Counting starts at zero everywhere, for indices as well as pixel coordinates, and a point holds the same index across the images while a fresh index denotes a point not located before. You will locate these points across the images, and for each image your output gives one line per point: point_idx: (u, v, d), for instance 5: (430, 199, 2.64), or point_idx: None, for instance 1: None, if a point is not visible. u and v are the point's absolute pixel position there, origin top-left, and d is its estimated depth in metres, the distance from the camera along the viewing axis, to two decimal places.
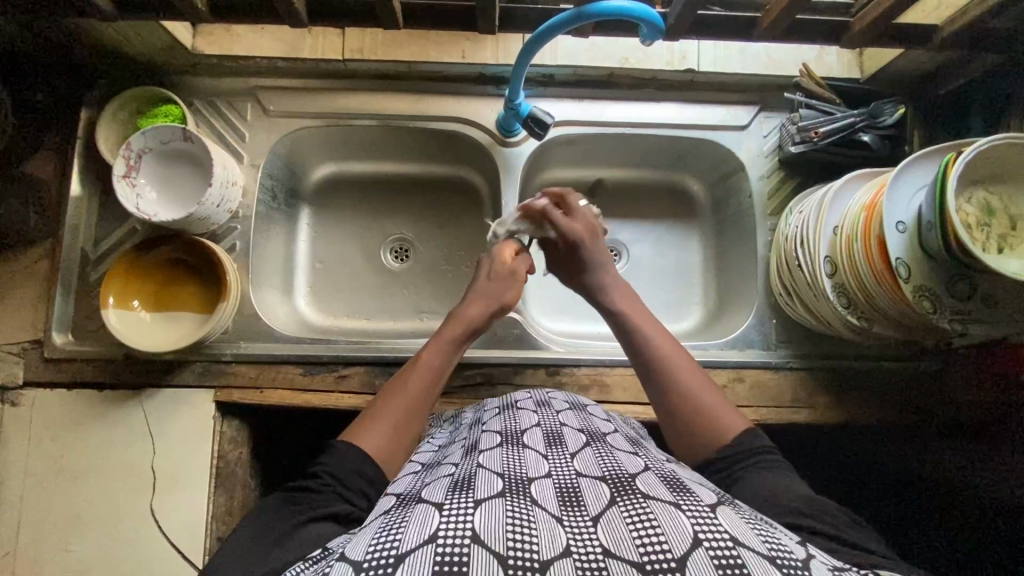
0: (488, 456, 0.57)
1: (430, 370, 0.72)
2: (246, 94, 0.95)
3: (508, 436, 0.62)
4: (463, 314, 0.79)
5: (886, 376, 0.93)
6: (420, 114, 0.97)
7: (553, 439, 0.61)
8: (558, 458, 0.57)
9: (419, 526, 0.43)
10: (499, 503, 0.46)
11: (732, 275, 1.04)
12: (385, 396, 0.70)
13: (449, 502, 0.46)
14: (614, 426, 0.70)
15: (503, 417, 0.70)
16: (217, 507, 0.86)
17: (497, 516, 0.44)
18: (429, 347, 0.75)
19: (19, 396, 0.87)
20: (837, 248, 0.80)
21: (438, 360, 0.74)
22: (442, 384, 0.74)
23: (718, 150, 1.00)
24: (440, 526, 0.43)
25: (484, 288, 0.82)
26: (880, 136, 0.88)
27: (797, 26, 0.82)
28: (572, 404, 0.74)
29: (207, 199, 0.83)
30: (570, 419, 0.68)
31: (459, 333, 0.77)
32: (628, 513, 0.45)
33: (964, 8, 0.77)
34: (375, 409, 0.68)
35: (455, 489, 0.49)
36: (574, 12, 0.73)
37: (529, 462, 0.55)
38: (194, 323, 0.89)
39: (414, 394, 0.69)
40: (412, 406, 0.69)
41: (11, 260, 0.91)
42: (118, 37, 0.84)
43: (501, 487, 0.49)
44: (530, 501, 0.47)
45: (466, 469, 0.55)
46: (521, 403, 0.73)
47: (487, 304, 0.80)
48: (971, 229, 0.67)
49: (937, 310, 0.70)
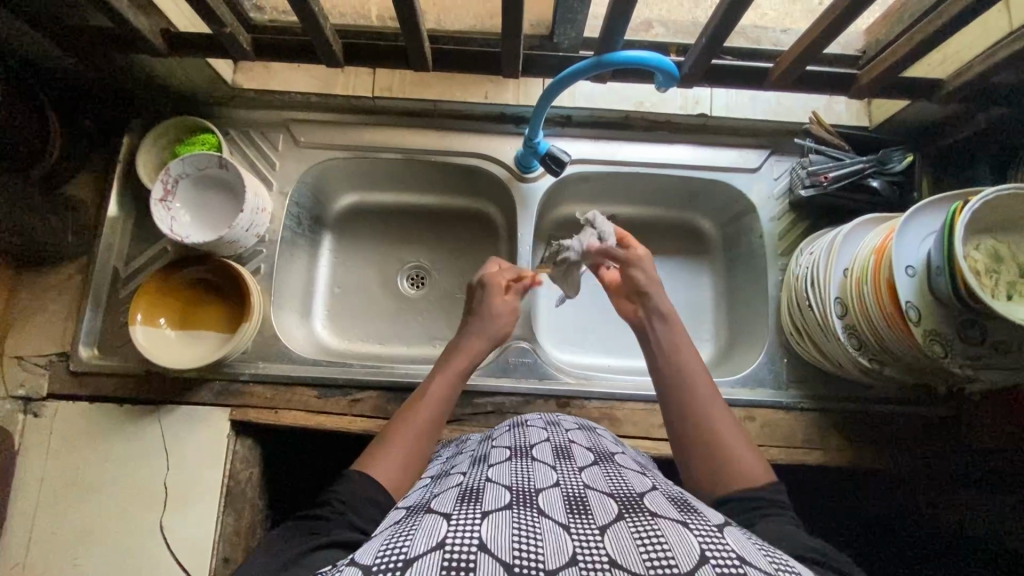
0: (497, 468, 0.58)
1: (436, 400, 0.75)
2: (279, 126, 1.01)
3: (517, 451, 0.64)
4: (465, 346, 0.81)
5: (898, 420, 0.92)
6: (443, 149, 1.02)
7: (562, 453, 0.62)
8: (566, 471, 0.58)
9: (427, 535, 0.44)
10: (506, 513, 0.47)
11: (744, 313, 1.05)
12: (392, 427, 0.71)
13: (457, 512, 0.48)
14: (623, 448, 0.71)
15: (512, 433, 0.71)
16: (225, 527, 0.86)
17: (505, 525, 0.45)
18: (434, 379, 0.77)
19: (41, 407, 0.90)
20: (847, 289, 0.82)
21: (444, 387, 0.76)
22: (449, 411, 0.76)
23: (730, 191, 1.03)
24: (449, 533, 0.44)
25: (485, 322, 0.84)
26: (890, 181, 0.91)
27: (807, 77, 0.86)
28: (582, 425, 0.75)
29: (237, 224, 0.87)
30: (578, 437, 0.69)
31: (464, 362, 0.80)
32: (635, 528, 0.46)
33: (968, 64, 0.79)
34: (384, 439, 0.69)
35: (463, 500, 0.51)
36: (593, 60, 0.77)
37: (536, 473, 0.56)
38: (216, 342, 0.91)
39: (422, 425, 0.71)
40: (421, 436, 0.71)
41: (47, 275, 0.95)
42: (166, 70, 0.91)
43: (509, 499, 0.50)
44: (536, 510, 0.48)
45: (475, 480, 0.56)
46: (529, 421, 0.74)
47: (489, 339, 0.83)
48: (979, 275, 0.68)
49: (948, 354, 0.71)
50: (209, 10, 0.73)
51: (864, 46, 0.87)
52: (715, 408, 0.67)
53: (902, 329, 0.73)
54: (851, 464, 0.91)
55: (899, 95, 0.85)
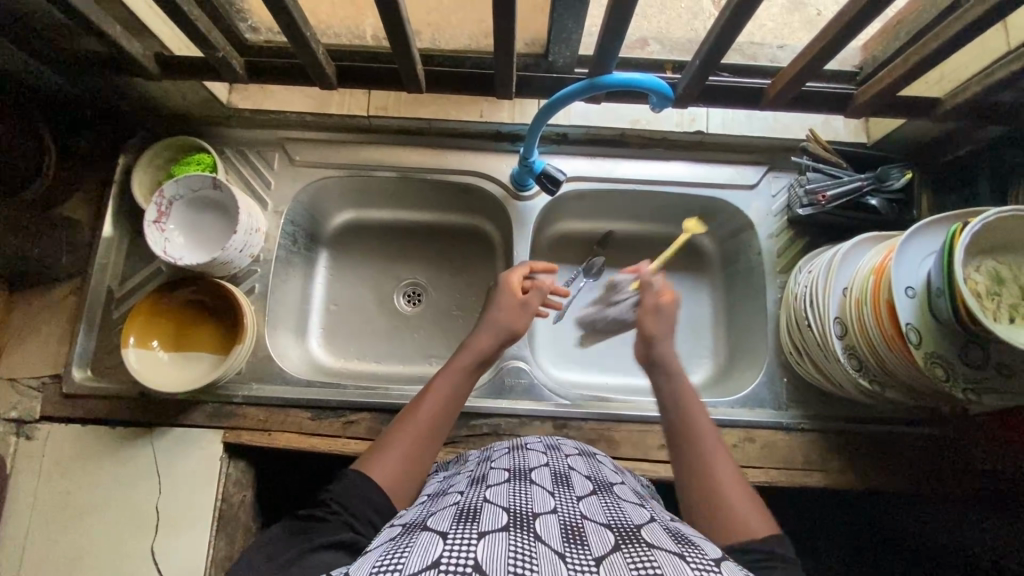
0: (495, 490, 0.57)
1: (444, 399, 0.73)
2: (274, 145, 1.01)
3: (516, 473, 0.63)
4: (475, 343, 0.79)
5: (901, 443, 0.91)
6: (439, 167, 1.01)
7: (561, 479, 0.62)
8: (564, 498, 0.57)
9: (422, 553, 0.44)
10: (501, 535, 0.46)
11: (743, 331, 1.04)
12: (396, 427, 0.70)
13: (453, 532, 0.47)
14: (622, 478, 0.70)
15: (511, 455, 0.70)
16: (218, 552, 0.85)
17: (500, 548, 0.44)
18: (441, 376, 0.76)
19: (33, 430, 0.89)
20: (847, 309, 0.81)
21: (451, 386, 0.75)
22: (455, 412, 0.74)
23: (728, 208, 1.02)
24: (444, 553, 0.43)
25: (496, 318, 0.82)
26: (887, 200, 0.90)
27: (805, 96, 0.85)
28: (582, 450, 0.74)
29: (231, 245, 0.87)
30: (579, 464, 0.69)
31: (472, 362, 0.77)
32: (631, 559, 0.45)
33: (965, 85, 0.79)
34: (386, 439, 0.69)
35: (460, 520, 0.50)
36: (586, 82, 0.77)
37: (534, 497, 0.56)
38: (209, 364, 0.90)
39: (426, 425, 0.70)
40: (425, 436, 0.70)
41: (41, 296, 0.95)
42: (161, 91, 0.91)
43: (506, 521, 0.49)
44: (533, 535, 0.47)
45: (473, 500, 0.56)
46: (529, 445, 0.73)
47: (500, 334, 0.81)
48: (981, 298, 0.67)
49: (949, 377, 0.69)
50: (203, 36, 0.74)
51: (862, 62, 0.87)
52: (715, 448, 0.67)
53: (904, 352, 0.72)
54: (853, 486, 0.89)
55: (896, 114, 0.84)
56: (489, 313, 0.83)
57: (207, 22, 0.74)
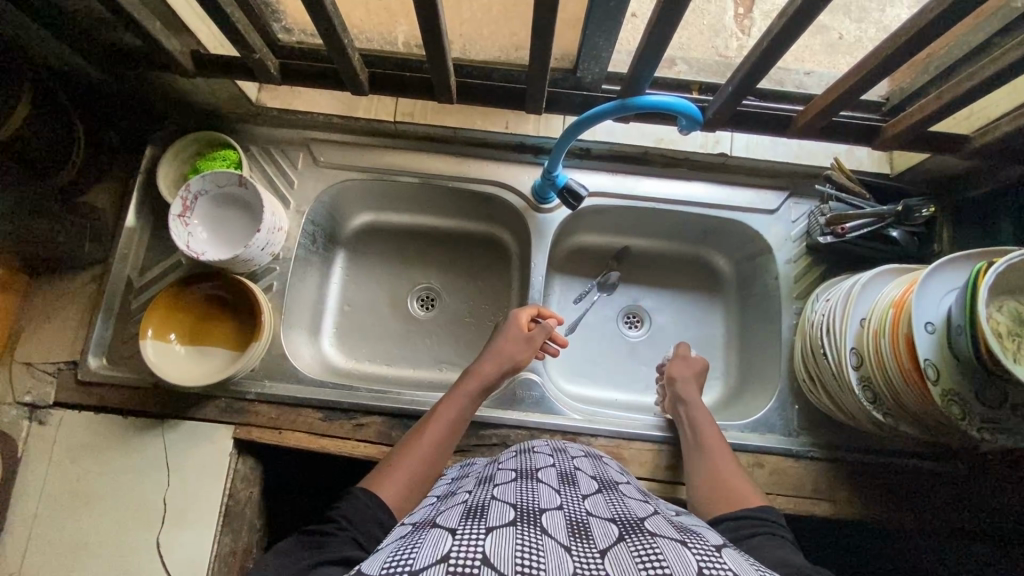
0: (502, 489, 0.59)
1: (447, 422, 0.78)
2: (299, 144, 1.02)
3: (523, 472, 0.64)
4: (478, 370, 0.84)
5: (912, 477, 0.90)
6: (460, 175, 1.02)
7: (567, 478, 0.63)
8: (569, 495, 0.58)
9: (432, 547, 0.45)
10: (510, 530, 0.47)
11: (756, 354, 1.04)
12: (402, 448, 0.75)
13: (462, 528, 0.48)
14: (627, 478, 0.72)
15: (519, 458, 0.71)
16: (222, 547, 0.85)
17: (508, 542, 0.45)
18: (445, 402, 0.81)
19: (47, 415, 0.90)
20: (863, 340, 0.80)
21: (453, 413, 0.79)
22: (457, 437, 0.79)
23: (747, 231, 1.02)
24: (453, 547, 0.44)
25: (498, 349, 0.87)
26: (909, 232, 0.90)
27: (832, 126, 0.86)
28: (588, 452, 0.77)
29: (254, 243, 0.88)
30: (584, 465, 0.70)
31: (473, 392, 0.82)
32: (635, 549, 0.47)
33: (996, 123, 0.79)
34: (392, 460, 0.73)
35: (468, 516, 0.51)
36: (620, 102, 0.77)
37: (541, 494, 0.57)
38: (225, 359, 0.91)
39: (429, 447, 0.75)
40: (429, 457, 0.74)
41: (62, 282, 0.95)
42: (191, 87, 0.92)
43: (514, 516, 0.50)
44: (540, 529, 0.49)
45: (480, 498, 0.57)
46: (537, 448, 0.74)
47: (501, 363, 0.85)
48: (1002, 337, 0.67)
49: (967, 416, 0.69)
50: (241, 37, 0.74)
51: (888, 92, 0.87)
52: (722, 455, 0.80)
53: (921, 388, 0.72)
54: (863, 518, 0.89)
55: (924, 148, 0.84)
56: (491, 344, 0.88)
57: (246, 25, 0.75)
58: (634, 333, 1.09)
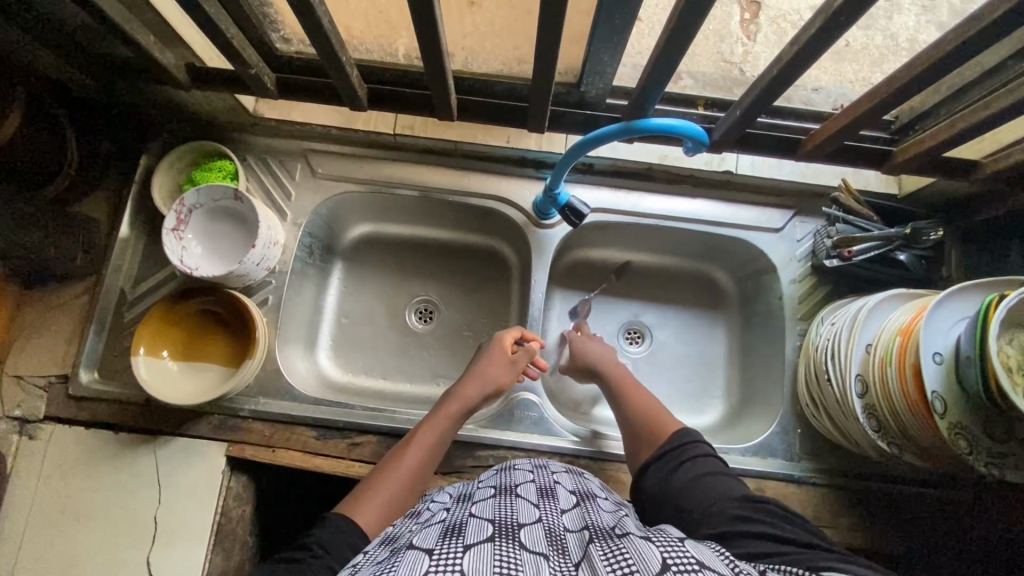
0: (481, 505, 0.57)
1: (426, 446, 0.77)
2: (297, 155, 1.00)
3: (503, 488, 0.63)
4: (462, 393, 0.83)
5: (916, 505, 0.89)
6: (461, 188, 1.00)
7: (545, 492, 0.62)
8: (548, 508, 0.57)
9: (408, 568, 0.43)
10: (487, 547, 0.46)
11: (757, 375, 1.02)
12: (379, 472, 0.73)
13: (440, 548, 0.46)
14: (608, 493, 0.70)
15: (498, 476, 0.69)
16: (213, 567, 0.84)
17: (486, 559, 0.44)
18: (426, 424, 0.80)
19: (37, 430, 0.88)
20: (869, 367, 0.79)
21: (435, 435, 0.78)
22: (436, 460, 0.78)
23: (752, 250, 1.01)
24: (430, 569, 0.43)
25: (484, 370, 0.85)
26: (918, 256, 0.88)
27: (843, 149, 0.84)
28: (570, 468, 0.75)
29: (248, 259, 0.86)
30: (565, 479, 0.69)
31: (454, 415, 0.81)
32: (608, 559, 0.46)
33: (1009, 151, 0.77)
34: (369, 485, 0.71)
35: (445, 535, 0.49)
36: (623, 125, 0.75)
37: (520, 507, 0.56)
38: (218, 376, 0.89)
39: (408, 472, 0.73)
40: (407, 482, 0.72)
41: (53, 293, 0.94)
42: (187, 96, 0.90)
43: (491, 532, 0.49)
44: (517, 543, 0.48)
45: (459, 515, 0.56)
46: (517, 465, 0.73)
47: (487, 386, 0.84)
48: (1011, 371, 0.65)
49: (973, 451, 0.68)
50: (236, 52, 0.73)
51: (898, 111, 0.85)
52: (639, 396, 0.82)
53: (927, 420, 0.71)
54: (862, 547, 0.87)
55: (934, 172, 0.82)
56: (476, 364, 0.87)
57: (241, 38, 0.73)
58: (635, 351, 1.08)
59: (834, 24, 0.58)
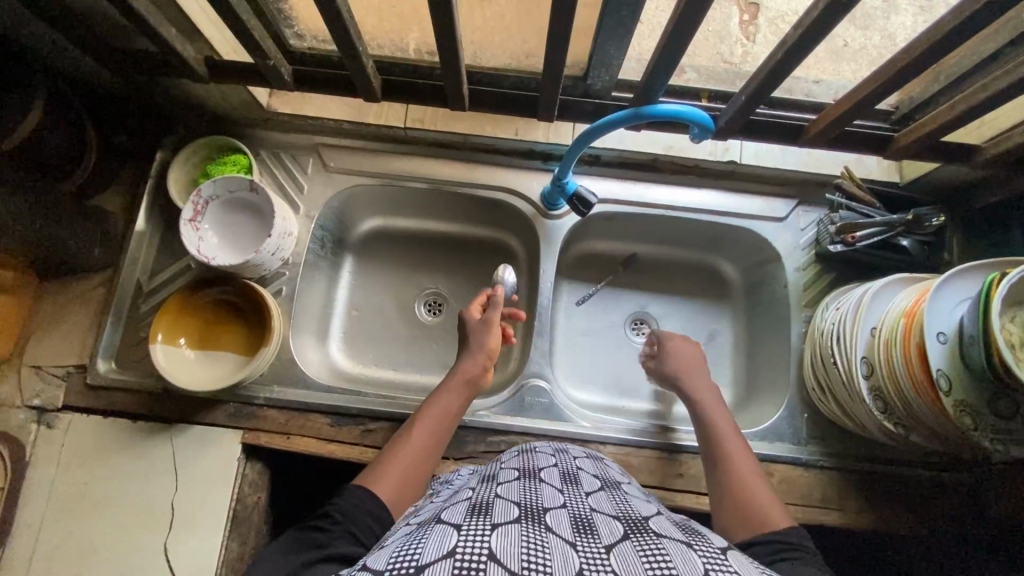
0: (506, 486, 0.58)
1: (436, 417, 0.79)
2: (309, 149, 1.02)
3: (526, 471, 0.64)
4: (463, 366, 0.85)
5: (923, 486, 0.90)
6: (470, 180, 1.02)
7: (569, 477, 0.63)
8: (573, 493, 0.58)
9: (437, 542, 0.45)
10: (515, 527, 0.47)
11: (763, 364, 1.03)
12: (393, 446, 0.75)
13: (468, 524, 0.47)
14: (628, 478, 0.71)
15: (520, 457, 0.71)
16: (229, 553, 0.85)
17: (514, 538, 0.45)
18: (433, 398, 0.82)
19: (54, 419, 0.90)
20: (873, 350, 0.80)
21: (439, 412, 0.80)
22: (449, 431, 0.80)
23: (756, 238, 1.02)
24: (459, 543, 0.44)
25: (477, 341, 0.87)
26: (920, 242, 0.90)
27: (843, 135, 0.86)
28: (590, 453, 0.76)
29: (264, 248, 0.88)
30: (586, 464, 0.70)
31: (456, 383, 0.83)
32: (640, 548, 0.46)
33: (1007, 135, 0.79)
34: (386, 458, 0.73)
35: (473, 512, 0.51)
36: (631, 111, 0.77)
37: (544, 492, 0.57)
38: (233, 364, 0.91)
39: (421, 442, 0.75)
40: (420, 453, 0.75)
41: (71, 285, 0.96)
42: (204, 92, 0.92)
43: (518, 514, 0.50)
44: (544, 526, 0.48)
45: (484, 494, 0.57)
46: (539, 448, 0.74)
47: (482, 356, 0.86)
48: (1014, 348, 0.66)
49: (978, 428, 0.69)
50: (255, 44, 0.75)
51: (898, 102, 0.87)
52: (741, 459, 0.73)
53: (931, 398, 0.72)
54: (872, 528, 0.88)
55: (935, 158, 0.84)
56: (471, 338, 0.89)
57: (260, 32, 0.75)
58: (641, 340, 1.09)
59: (836, 9, 0.60)
